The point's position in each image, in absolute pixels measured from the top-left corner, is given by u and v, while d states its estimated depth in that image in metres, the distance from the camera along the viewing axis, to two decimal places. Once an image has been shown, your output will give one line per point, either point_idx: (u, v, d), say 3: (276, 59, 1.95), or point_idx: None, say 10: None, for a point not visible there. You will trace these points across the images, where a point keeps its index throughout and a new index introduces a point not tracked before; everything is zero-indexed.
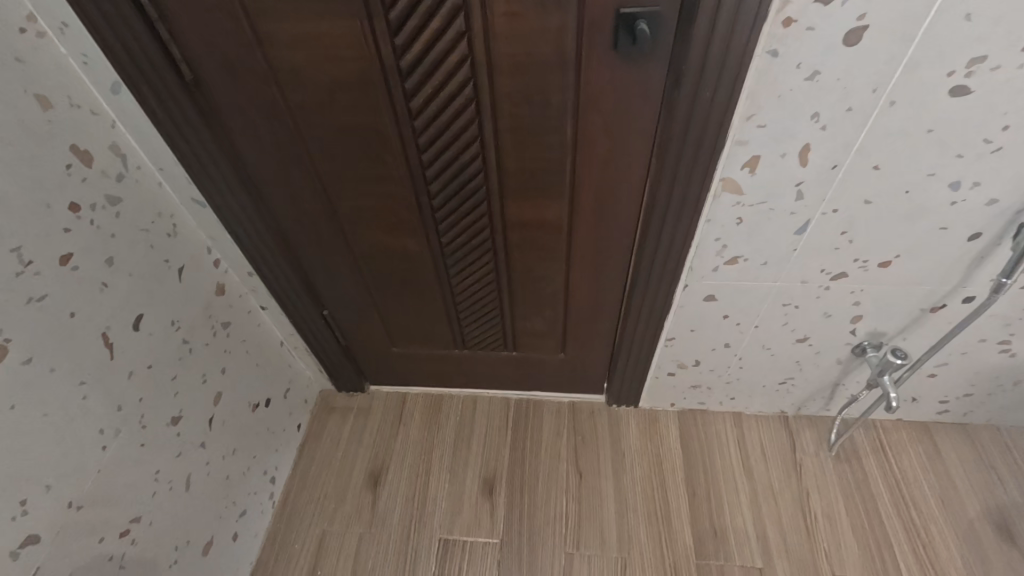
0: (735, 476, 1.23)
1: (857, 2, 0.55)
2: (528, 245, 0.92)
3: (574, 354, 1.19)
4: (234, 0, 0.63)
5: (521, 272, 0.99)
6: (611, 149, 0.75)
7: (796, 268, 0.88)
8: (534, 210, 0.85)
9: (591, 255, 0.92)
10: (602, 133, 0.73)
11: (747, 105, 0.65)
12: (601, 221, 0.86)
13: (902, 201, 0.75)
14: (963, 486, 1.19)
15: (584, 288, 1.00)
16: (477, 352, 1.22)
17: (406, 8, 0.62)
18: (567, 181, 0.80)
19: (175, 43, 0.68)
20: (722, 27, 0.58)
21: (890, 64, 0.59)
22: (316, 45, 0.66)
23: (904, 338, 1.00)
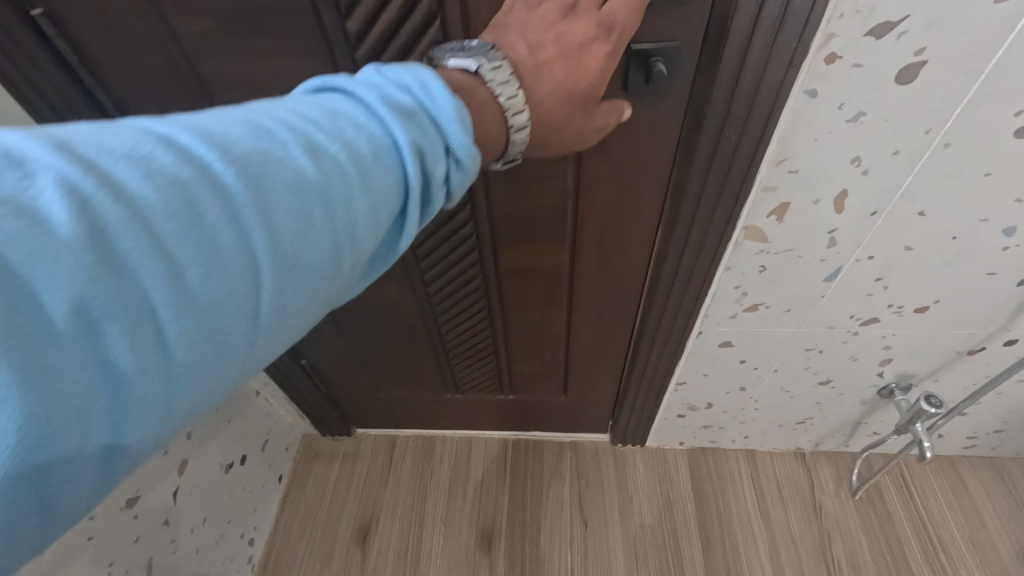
0: (751, 521, 1.15)
1: (916, 34, 0.45)
2: (526, 290, 0.83)
3: (576, 397, 1.10)
4: (168, 39, 0.53)
5: (517, 318, 0.89)
6: (619, 194, 0.66)
7: (823, 314, 0.79)
8: (531, 257, 0.76)
9: (596, 298, 0.83)
10: (609, 178, 0.64)
11: (778, 148, 0.56)
12: (607, 267, 0.77)
13: (947, 247, 0.66)
14: (995, 526, 1.11)
15: (588, 334, 0.91)
16: (471, 396, 1.13)
17: (374, 47, 0.52)
18: (568, 227, 0.71)
19: (102, 89, 0.57)
20: (752, 66, 0.49)
21: (948, 102, 0.50)
22: (270, 88, 0.56)
23: (936, 380, 0.92)
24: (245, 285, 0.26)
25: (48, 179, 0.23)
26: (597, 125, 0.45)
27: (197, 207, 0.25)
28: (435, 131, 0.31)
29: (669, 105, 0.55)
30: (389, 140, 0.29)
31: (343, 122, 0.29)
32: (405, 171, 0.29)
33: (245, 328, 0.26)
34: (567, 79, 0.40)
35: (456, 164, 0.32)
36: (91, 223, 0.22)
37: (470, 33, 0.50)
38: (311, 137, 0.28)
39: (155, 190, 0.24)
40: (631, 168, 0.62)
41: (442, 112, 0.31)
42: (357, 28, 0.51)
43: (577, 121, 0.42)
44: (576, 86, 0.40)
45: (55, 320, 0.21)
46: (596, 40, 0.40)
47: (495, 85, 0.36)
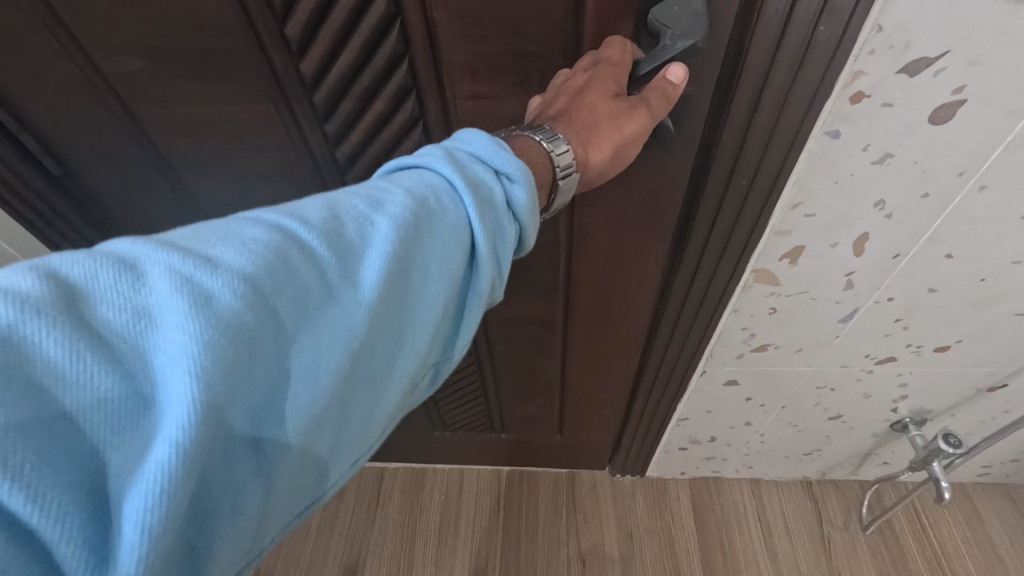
0: (756, 555, 1.09)
1: (956, 71, 0.40)
2: (517, 339, 0.77)
3: (571, 437, 1.05)
4: (97, 82, 0.47)
5: (509, 364, 0.84)
6: (618, 247, 0.59)
7: (836, 354, 0.73)
8: (523, 305, 0.70)
9: (592, 345, 0.77)
10: (605, 232, 0.58)
11: (793, 192, 0.50)
12: (605, 318, 0.71)
13: (975, 289, 0.61)
14: (1010, 560, 1.06)
15: (584, 381, 0.86)
16: (460, 434, 1.08)
17: (334, 90, 0.47)
18: (561, 278, 0.65)
19: (27, 130, 0.51)
20: (768, 106, 0.43)
21: (986, 144, 0.45)
22: (222, 133, 0.52)
23: (953, 415, 0.87)
24: (348, 339, 0.27)
25: (166, 270, 0.24)
26: (644, 102, 0.39)
27: (296, 270, 0.26)
28: (480, 165, 0.34)
29: (677, 158, 0.49)
30: (448, 184, 0.33)
31: (400, 179, 0.32)
32: (470, 212, 0.32)
33: (349, 374, 0.28)
34: (576, 97, 0.39)
35: (519, 196, 0.34)
36: (213, 301, 0.24)
37: (441, 77, 0.46)
38: (388, 196, 0.31)
39: (261, 261, 0.25)
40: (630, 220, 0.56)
41: (481, 148, 0.34)
42: (313, 70, 0.46)
43: (614, 113, 0.39)
44: (597, 94, 0.39)
45: (188, 394, 0.22)
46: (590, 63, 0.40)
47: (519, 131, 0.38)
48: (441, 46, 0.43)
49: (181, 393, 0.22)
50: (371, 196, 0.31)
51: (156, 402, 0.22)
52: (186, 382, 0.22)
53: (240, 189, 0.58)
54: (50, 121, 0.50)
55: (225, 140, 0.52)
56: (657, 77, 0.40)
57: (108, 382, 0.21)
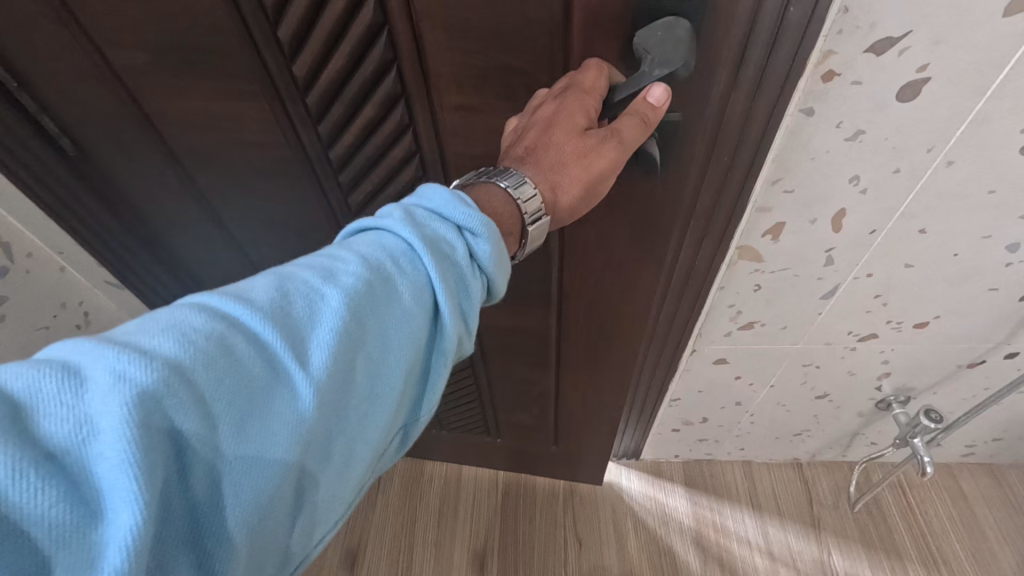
0: (748, 535, 1.12)
1: (919, 50, 0.42)
2: (510, 347, 0.80)
3: (568, 450, 1.07)
4: (107, 72, 0.49)
5: (502, 372, 0.87)
6: (609, 268, 0.61)
7: (820, 331, 0.76)
8: (515, 318, 0.73)
9: (586, 358, 0.78)
10: (596, 252, 0.59)
11: (771, 169, 0.53)
12: (598, 335, 0.72)
13: (950, 264, 0.63)
14: (994, 536, 1.09)
15: (577, 395, 0.87)
16: (458, 435, 1.11)
17: (324, 94, 0.47)
18: (553, 292, 0.67)
19: (47, 113, 0.53)
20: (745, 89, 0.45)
21: (952, 121, 0.47)
22: (221, 129, 0.53)
23: (935, 393, 0.90)
24: (301, 417, 0.27)
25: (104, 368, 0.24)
26: (615, 134, 0.39)
27: (239, 357, 0.27)
28: (439, 222, 0.34)
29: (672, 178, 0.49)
30: (407, 247, 0.33)
31: (355, 246, 0.33)
32: (431, 271, 0.33)
33: (304, 458, 0.28)
34: (547, 130, 0.40)
35: (483, 251, 0.34)
36: (164, 397, 0.24)
37: (431, 86, 0.45)
38: (342, 265, 0.31)
39: (202, 353, 0.26)
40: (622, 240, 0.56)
41: (440, 203, 0.35)
42: (304, 73, 0.46)
43: (582, 152, 0.39)
44: (566, 131, 0.39)
45: (127, 506, 0.22)
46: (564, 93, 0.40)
47: (485, 177, 0.39)
48: (428, 58, 0.43)
49: (129, 501, 0.22)
50: (327, 268, 0.31)
51: (99, 510, 0.22)
52: (128, 486, 0.22)
53: (241, 182, 0.59)
54: (64, 105, 0.52)
55: (227, 135, 0.54)
56: (635, 100, 0.39)
57: (42, 501, 0.21)
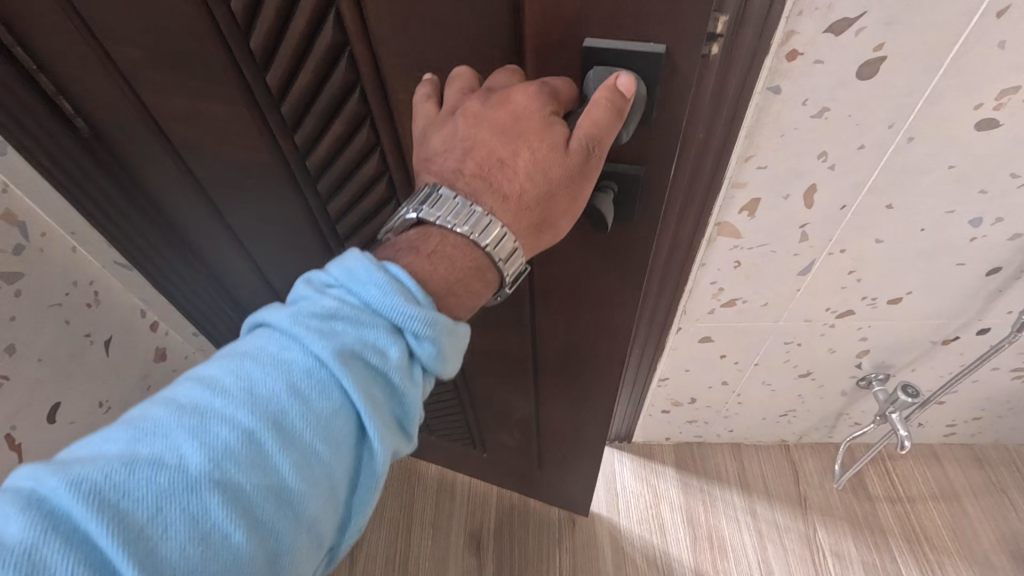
0: (737, 514, 1.15)
1: (874, 30, 0.46)
2: (489, 371, 0.81)
3: (547, 476, 1.06)
4: (108, 66, 0.50)
5: (484, 393, 0.88)
6: (579, 309, 0.61)
7: (799, 308, 0.80)
8: (492, 343, 0.74)
9: (563, 393, 0.78)
10: (566, 293, 0.59)
11: (744, 145, 0.56)
12: (572, 371, 0.72)
13: (917, 239, 0.67)
14: (975, 513, 1.12)
15: (557, 426, 0.87)
16: (447, 442, 1.12)
17: (296, 106, 0.49)
18: (526, 326, 0.67)
19: (63, 96, 0.54)
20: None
21: (910, 98, 0.51)
22: (208, 129, 0.55)
23: (913, 370, 0.93)
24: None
25: None
26: (592, 150, 0.35)
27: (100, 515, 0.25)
28: (358, 331, 0.31)
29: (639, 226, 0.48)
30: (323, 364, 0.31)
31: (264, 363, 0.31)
32: (351, 390, 0.31)
33: None
34: (514, 153, 0.36)
35: (424, 350, 0.33)
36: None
37: (392, 112, 0.47)
38: (240, 395, 0.29)
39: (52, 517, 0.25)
40: (594, 282, 0.56)
41: (365, 301, 0.32)
42: (276, 86, 0.48)
43: (562, 177, 0.36)
44: (532, 153, 0.35)
45: None
46: (517, 104, 0.36)
47: (439, 222, 0.36)
48: (388, 83, 0.44)
49: None
50: (222, 397, 0.29)
51: None
52: None
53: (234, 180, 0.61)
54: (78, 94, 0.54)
55: (219, 135, 0.56)
56: (602, 94, 0.34)
57: None
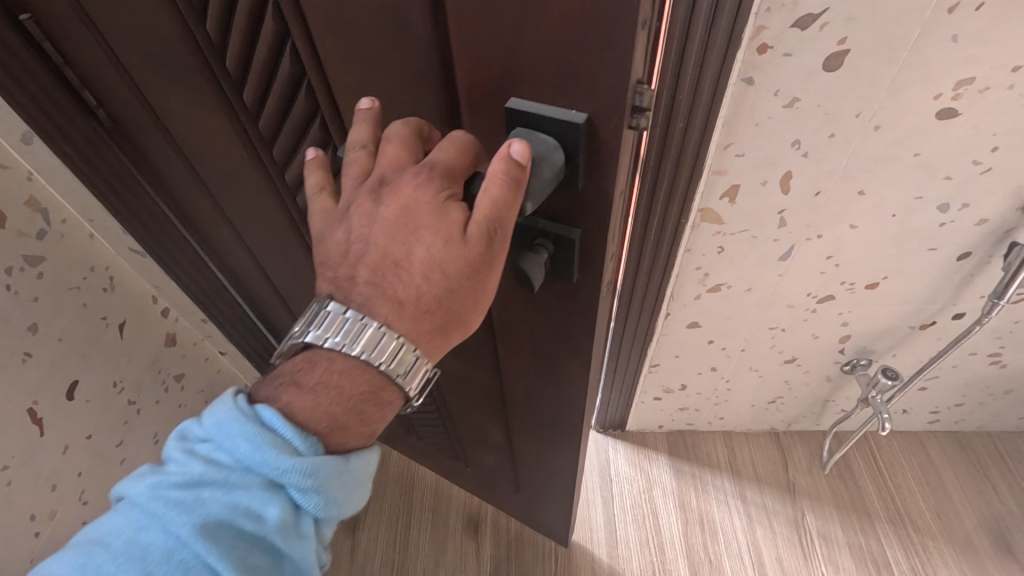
0: (727, 498, 1.19)
1: (837, 25, 0.50)
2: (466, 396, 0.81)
3: (524, 499, 1.04)
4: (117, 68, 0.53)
5: (463, 413, 0.88)
6: (537, 356, 0.59)
7: (782, 293, 0.84)
8: (465, 369, 0.73)
9: (531, 431, 0.76)
10: (524, 339, 0.57)
11: (722, 133, 0.60)
12: (535, 412, 0.70)
13: (889, 224, 0.71)
14: (958, 497, 1.16)
15: (531, 458, 0.85)
16: (430, 447, 1.12)
17: (272, 124, 0.52)
18: (493, 359, 0.66)
19: (87, 88, 0.57)
20: (691, 62, 0.52)
21: (873, 89, 0.55)
22: (203, 137, 0.57)
23: (894, 355, 0.97)
24: None
25: None
26: (489, 233, 0.35)
27: None
28: (236, 498, 0.36)
29: (579, 293, 0.46)
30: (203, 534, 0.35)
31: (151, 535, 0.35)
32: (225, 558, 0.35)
33: None
34: (412, 233, 0.37)
35: (310, 501, 0.37)
36: None
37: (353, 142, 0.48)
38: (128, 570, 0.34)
39: None
40: (549, 343, 0.54)
41: (243, 465, 0.37)
42: (253, 102, 0.50)
43: (462, 274, 0.37)
44: (424, 257, 0.37)
45: None
46: (406, 202, 0.37)
47: (327, 341, 0.39)
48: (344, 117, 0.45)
49: None
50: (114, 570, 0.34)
51: None
52: None
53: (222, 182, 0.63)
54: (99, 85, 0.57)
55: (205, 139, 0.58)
56: (496, 171, 0.34)
57: None
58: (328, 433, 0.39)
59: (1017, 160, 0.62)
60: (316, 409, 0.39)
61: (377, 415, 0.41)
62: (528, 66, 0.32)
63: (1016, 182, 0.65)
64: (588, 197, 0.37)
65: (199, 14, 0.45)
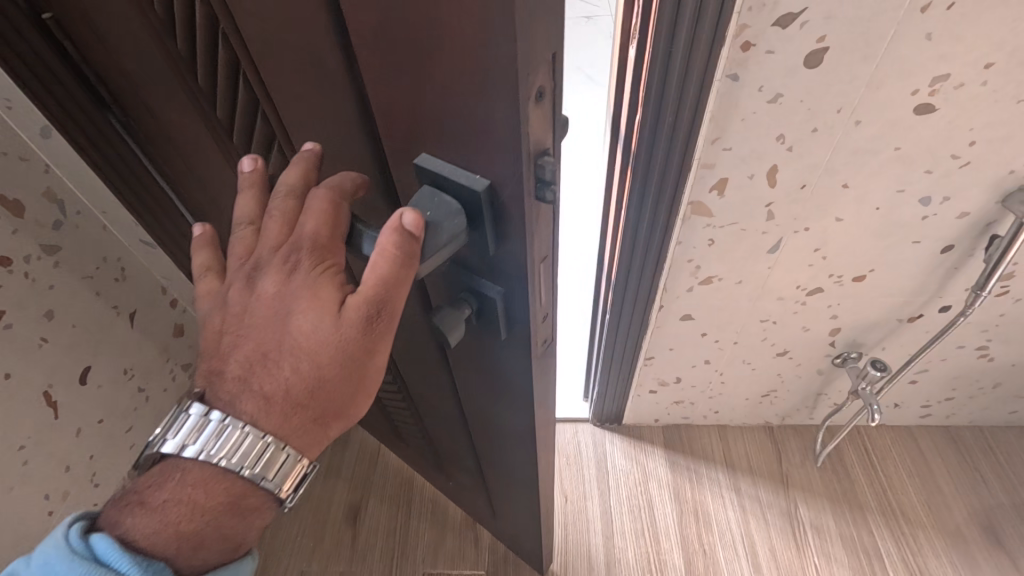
0: (721, 489, 1.21)
1: (815, 24, 0.52)
2: (435, 418, 0.82)
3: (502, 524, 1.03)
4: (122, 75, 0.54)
5: (436, 431, 0.88)
6: (486, 394, 0.60)
7: (772, 285, 0.86)
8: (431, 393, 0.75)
9: (492, 460, 0.77)
10: (472, 376, 0.59)
11: (710, 128, 0.63)
12: (491, 442, 0.72)
13: (874, 217, 0.73)
14: (949, 490, 1.18)
15: (497, 484, 0.84)
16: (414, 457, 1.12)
17: (244, 134, 0.53)
18: (452, 388, 0.68)
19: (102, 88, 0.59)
20: (679, 58, 0.55)
21: (853, 85, 0.58)
22: (196, 145, 0.58)
23: (883, 348, 0.99)
24: None
25: None
26: (369, 316, 0.36)
27: None
28: None
29: (509, 341, 0.47)
30: None
31: None
32: None
33: None
34: (291, 312, 0.38)
35: None
36: None
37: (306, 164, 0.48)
38: None
39: None
40: (492, 381, 0.56)
41: None
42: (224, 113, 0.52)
43: (335, 364, 0.37)
44: (295, 341, 0.37)
45: None
46: (281, 287, 0.38)
47: (192, 448, 0.38)
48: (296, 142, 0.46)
49: None
50: None
51: None
52: None
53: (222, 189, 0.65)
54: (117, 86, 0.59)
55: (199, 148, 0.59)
56: (381, 245, 0.34)
57: None
58: (179, 553, 0.39)
59: (994, 155, 0.64)
60: (167, 530, 0.38)
61: (243, 525, 0.40)
62: (433, 123, 0.34)
63: (995, 176, 0.67)
64: (504, 249, 0.38)
65: (170, 33, 0.46)
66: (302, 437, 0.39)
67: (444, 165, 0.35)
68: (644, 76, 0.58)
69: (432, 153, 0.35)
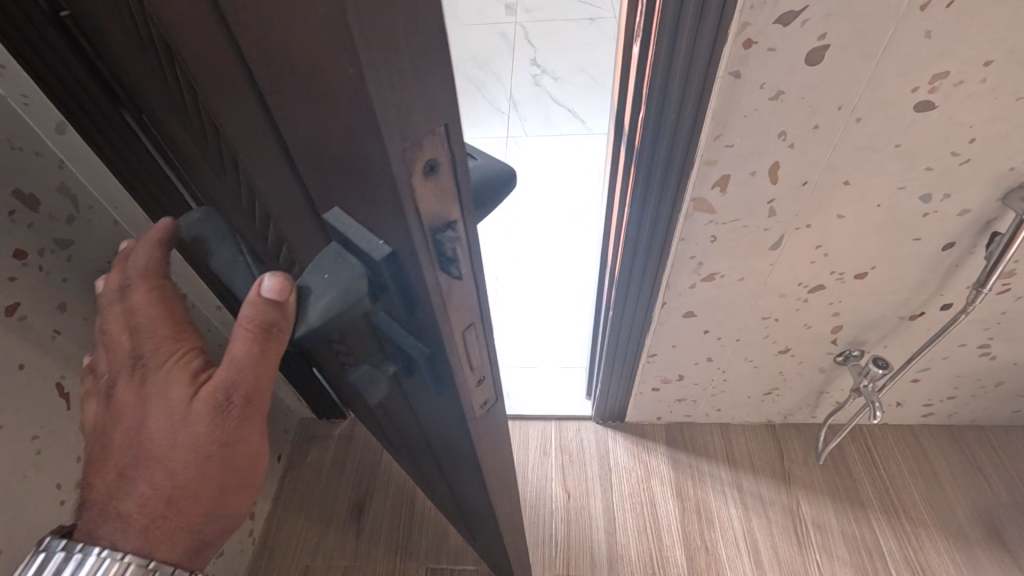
0: (723, 487, 1.22)
1: (816, 22, 0.53)
2: (405, 438, 0.83)
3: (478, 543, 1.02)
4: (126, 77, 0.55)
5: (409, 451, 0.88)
6: (433, 424, 0.61)
7: (774, 282, 0.87)
8: (397, 417, 0.75)
9: (458, 483, 0.76)
10: (418, 407, 0.59)
11: (713, 125, 0.64)
12: (451, 468, 0.72)
13: (874, 214, 0.74)
14: (951, 488, 1.18)
15: (468, 507, 0.84)
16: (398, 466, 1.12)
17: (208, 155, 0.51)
18: (408, 415, 0.68)
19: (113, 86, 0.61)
20: (683, 45, 0.56)
21: (853, 82, 0.58)
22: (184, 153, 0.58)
23: (885, 346, 1.00)
24: None
25: None
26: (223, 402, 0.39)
27: None
28: None
29: (438, 386, 0.47)
30: None
31: None
32: None
33: None
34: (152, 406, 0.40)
35: None
36: None
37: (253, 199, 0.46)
38: None
39: None
40: (434, 415, 0.56)
41: None
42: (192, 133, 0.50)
43: (198, 448, 0.39)
44: (152, 433, 0.40)
45: None
46: (137, 390, 0.41)
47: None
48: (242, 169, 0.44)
49: None
50: None
51: None
52: None
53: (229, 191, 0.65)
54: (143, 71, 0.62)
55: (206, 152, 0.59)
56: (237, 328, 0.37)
57: None
58: None
59: (994, 152, 0.65)
60: None
61: None
62: (343, 179, 0.32)
63: (995, 173, 0.68)
64: (416, 310, 0.38)
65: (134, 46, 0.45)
66: (167, 535, 0.39)
67: (350, 225, 0.34)
68: (649, 64, 0.59)
69: (341, 209, 0.34)
